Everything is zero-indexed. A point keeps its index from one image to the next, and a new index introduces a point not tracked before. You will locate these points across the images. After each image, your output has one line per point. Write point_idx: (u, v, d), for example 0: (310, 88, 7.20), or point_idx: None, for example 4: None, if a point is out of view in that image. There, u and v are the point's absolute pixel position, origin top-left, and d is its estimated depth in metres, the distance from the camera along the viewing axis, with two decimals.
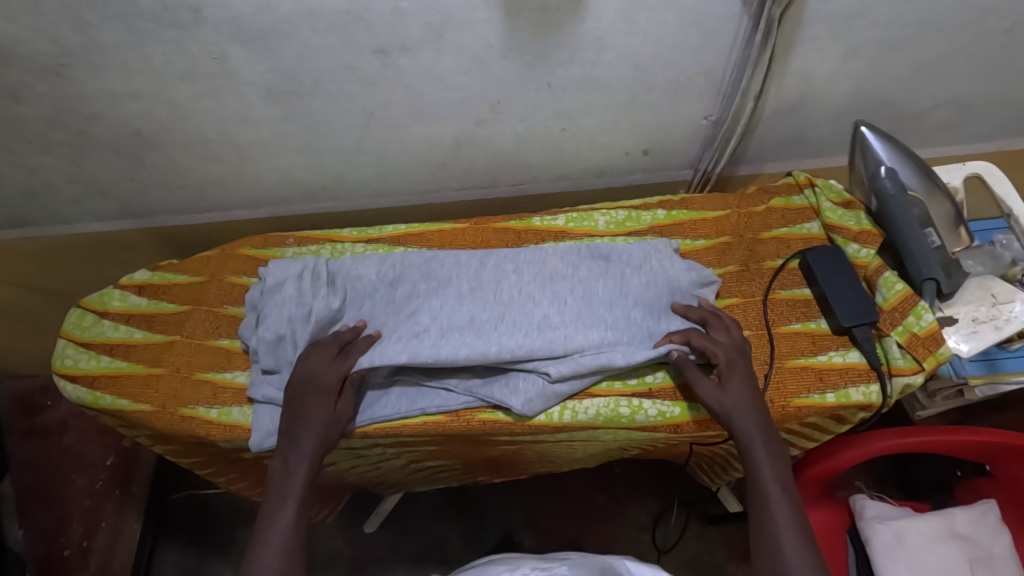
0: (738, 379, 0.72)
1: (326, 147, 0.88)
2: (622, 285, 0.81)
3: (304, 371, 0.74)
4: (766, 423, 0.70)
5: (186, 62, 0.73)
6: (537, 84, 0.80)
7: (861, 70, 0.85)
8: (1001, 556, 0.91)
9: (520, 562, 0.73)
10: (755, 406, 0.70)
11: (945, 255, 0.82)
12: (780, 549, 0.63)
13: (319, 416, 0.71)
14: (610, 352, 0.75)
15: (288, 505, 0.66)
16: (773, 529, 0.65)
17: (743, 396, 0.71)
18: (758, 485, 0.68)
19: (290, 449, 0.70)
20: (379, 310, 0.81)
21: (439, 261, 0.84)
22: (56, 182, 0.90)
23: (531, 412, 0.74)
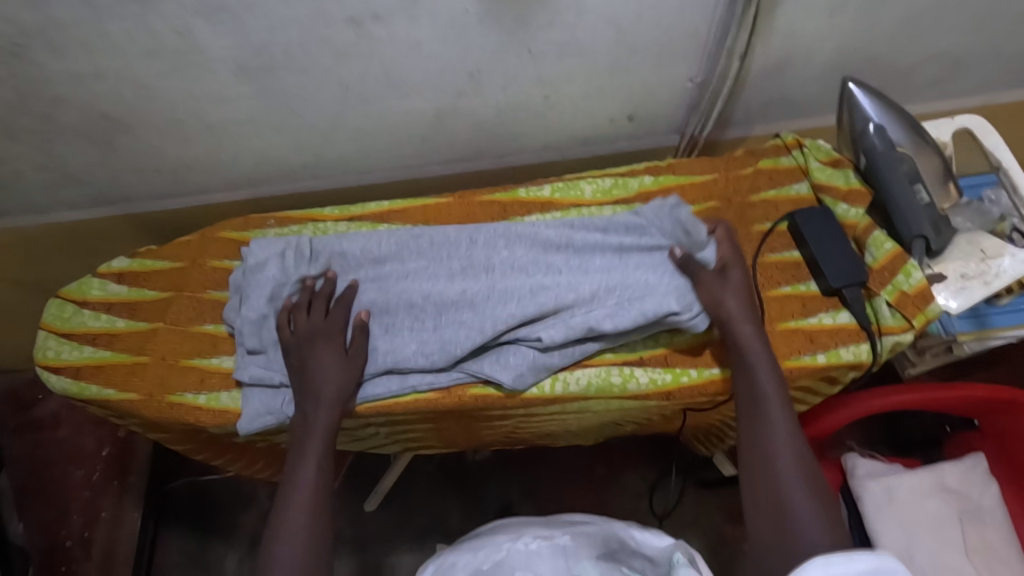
0: (741, 279, 0.75)
1: (303, 124, 0.85)
2: (622, 247, 0.79)
3: (299, 332, 0.75)
4: (774, 374, 0.70)
5: (149, 39, 0.70)
6: (517, 50, 0.78)
7: (849, 25, 0.83)
8: (989, 507, 0.94)
9: (523, 529, 0.73)
10: (762, 347, 0.71)
11: (934, 212, 0.82)
12: (783, 495, 0.64)
13: (332, 363, 0.73)
14: (600, 310, 0.74)
15: (307, 464, 0.68)
16: (773, 473, 0.65)
17: (753, 344, 0.71)
18: (762, 435, 0.68)
19: (311, 404, 0.71)
20: (364, 284, 0.80)
21: (428, 239, 0.82)
22: (24, 171, 0.87)
23: (521, 386, 0.74)
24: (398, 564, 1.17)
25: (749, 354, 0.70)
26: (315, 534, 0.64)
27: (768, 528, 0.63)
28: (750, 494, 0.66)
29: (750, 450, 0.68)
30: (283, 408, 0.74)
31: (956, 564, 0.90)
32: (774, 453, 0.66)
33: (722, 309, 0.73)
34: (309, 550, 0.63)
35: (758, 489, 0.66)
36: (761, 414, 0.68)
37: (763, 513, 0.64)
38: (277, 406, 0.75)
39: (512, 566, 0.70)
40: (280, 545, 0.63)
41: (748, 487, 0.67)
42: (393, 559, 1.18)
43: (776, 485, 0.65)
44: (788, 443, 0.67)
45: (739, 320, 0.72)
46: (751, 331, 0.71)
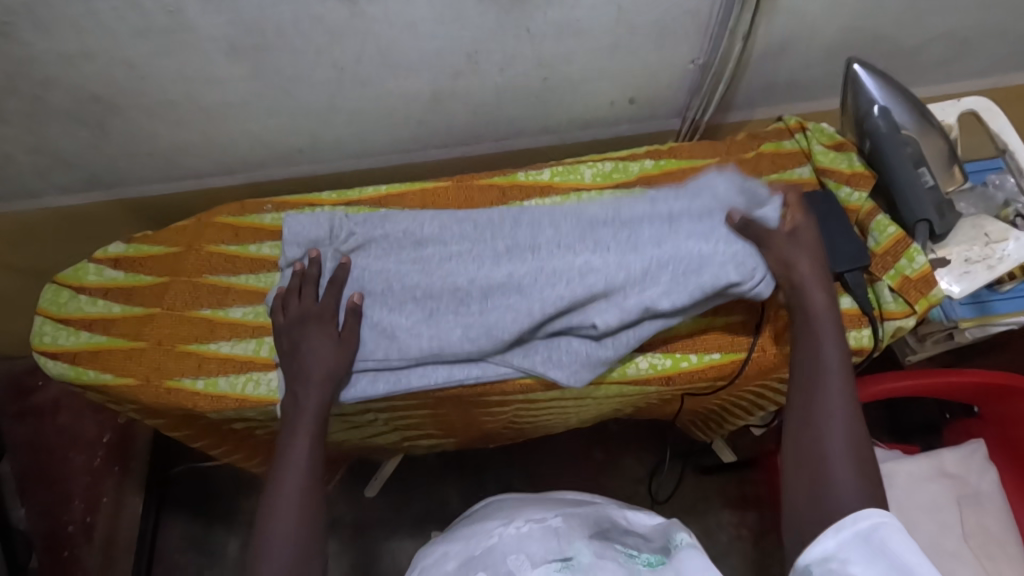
0: (814, 244, 0.71)
1: (298, 106, 0.84)
2: (672, 216, 0.75)
3: (283, 320, 0.75)
4: (841, 347, 0.65)
5: (139, 17, 0.69)
6: (515, 30, 0.76)
7: (855, 3, 0.81)
8: (988, 493, 0.95)
9: (514, 515, 0.71)
10: (829, 317, 0.66)
11: (937, 195, 0.81)
12: (826, 469, 0.57)
13: (324, 347, 0.72)
14: (656, 288, 0.71)
15: (300, 438, 0.67)
16: (819, 444, 0.59)
17: (821, 312, 0.66)
18: (812, 405, 0.62)
19: (300, 386, 0.70)
20: (406, 268, 0.78)
21: (471, 221, 0.81)
22: (16, 154, 0.86)
23: (577, 382, 0.75)
24: (398, 549, 1.18)
25: (815, 322, 0.66)
26: (308, 512, 0.63)
27: (805, 502, 0.57)
28: (791, 467, 0.60)
29: (800, 419, 0.62)
30: None
31: (954, 548, 0.90)
32: (827, 425, 0.60)
33: (794, 272, 0.68)
34: (301, 528, 0.62)
35: (801, 459, 0.59)
36: (821, 383, 0.62)
37: (803, 485, 0.58)
38: None
39: (504, 550, 0.65)
40: (272, 521, 0.62)
41: (789, 459, 0.61)
42: (392, 544, 1.18)
43: (821, 459, 0.58)
44: (845, 418, 0.60)
45: (812, 285, 0.67)
46: (824, 298, 0.67)
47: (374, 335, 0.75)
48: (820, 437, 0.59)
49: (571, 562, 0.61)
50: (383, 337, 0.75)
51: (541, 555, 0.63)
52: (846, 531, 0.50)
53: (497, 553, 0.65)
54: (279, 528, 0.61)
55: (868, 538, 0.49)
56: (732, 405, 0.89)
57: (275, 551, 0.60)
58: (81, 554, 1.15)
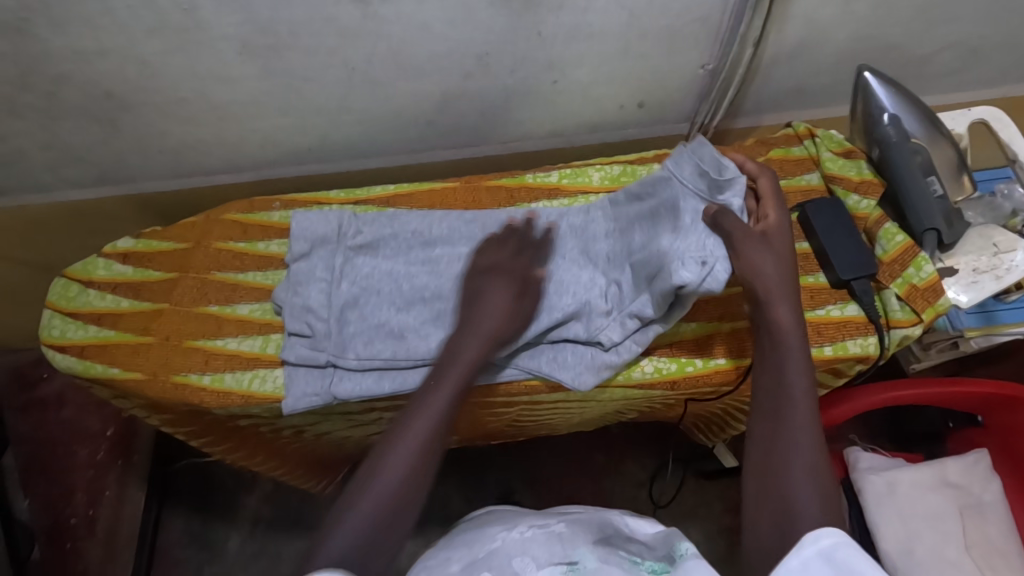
0: (784, 249, 0.67)
1: (308, 105, 0.85)
2: (652, 214, 0.75)
3: (483, 263, 0.74)
4: (806, 370, 0.62)
5: (154, 15, 0.69)
6: (525, 33, 0.76)
7: (866, 12, 0.81)
8: (991, 502, 0.94)
9: (517, 521, 0.71)
10: (795, 337, 0.63)
11: (946, 205, 0.80)
12: (791, 495, 0.53)
13: (504, 303, 0.69)
14: (643, 296, 0.72)
15: (444, 388, 0.62)
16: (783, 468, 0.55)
17: (790, 330, 0.63)
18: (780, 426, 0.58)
19: (465, 333, 0.67)
20: (416, 269, 0.79)
21: (481, 224, 0.82)
22: (28, 149, 0.86)
23: (583, 387, 0.74)
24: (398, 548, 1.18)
25: (782, 342, 0.62)
26: (419, 474, 0.56)
27: (767, 532, 0.52)
28: (753, 497, 0.55)
29: (762, 448, 0.58)
30: (329, 389, 0.75)
31: (956, 557, 0.89)
32: (790, 449, 0.56)
33: (761, 281, 0.64)
34: (410, 483, 0.56)
35: (763, 488, 0.55)
36: (789, 411, 0.59)
37: (766, 512, 0.53)
38: (324, 387, 0.75)
39: (508, 553, 0.65)
40: (384, 465, 0.56)
41: (752, 483, 0.56)
42: None
43: (784, 487, 0.54)
44: (809, 445, 0.57)
45: (777, 298, 0.64)
46: (789, 312, 0.63)
47: (381, 336, 0.76)
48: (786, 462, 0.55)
49: (577, 565, 0.61)
50: (390, 337, 0.76)
51: (545, 558, 0.63)
52: (808, 549, 0.45)
53: (501, 555, 0.65)
54: (379, 486, 0.55)
55: (830, 557, 0.44)
56: (737, 410, 0.89)
57: (363, 510, 0.53)
58: (84, 546, 1.15)
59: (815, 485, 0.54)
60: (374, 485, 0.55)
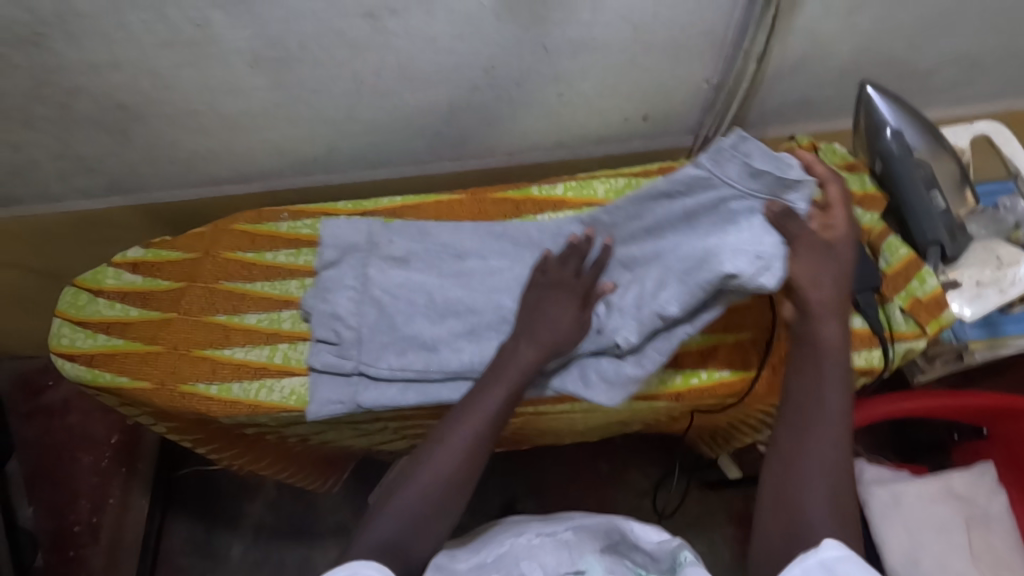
0: (844, 261, 0.65)
1: (317, 117, 0.86)
2: (690, 214, 0.71)
3: (545, 275, 0.74)
4: (841, 388, 0.60)
5: (167, 29, 0.70)
6: (532, 46, 0.77)
7: (869, 26, 0.82)
8: (997, 515, 0.94)
9: (525, 528, 0.71)
10: (833, 348, 0.62)
11: (950, 219, 0.81)
12: (801, 506, 0.55)
13: (568, 320, 0.71)
14: (675, 291, 0.68)
15: (495, 394, 0.66)
16: (797, 480, 0.57)
17: (834, 348, 0.62)
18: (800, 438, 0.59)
19: (527, 338, 0.70)
20: (447, 282, 0.80)
21: (499, 233, 0.83)
22: (41, 159, 0.88)
23: (609, 404, 0.72)
24: None
25: (821, 360, 0.61)
26: (465, 472, 0.62)
27: (777, 536, 0.55)
28: (766, 506, 0.58)
29: (780, 457, 0.59)
30: (355, 397, 0.76)
31: (961, 569, 0.89)
32: (808, 460, 0.57)
33: (808, 295, 0.63)
34: (456, 477, 0.62)
35: (776, 500, 0.57)
36: (814, 427, 0.59)
37: (774, 517, 0.56)
38: (349, 396, 0.76)
39: (516, 556, 0.65)
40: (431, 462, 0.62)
41: (766, 489, 0.59)
42: None
43: (798, 499, 0.56)
44: (829, 461, 0.57)
45: (827, 314, 0.62)
46: (836, 331, 0.62)
47: (413, 348, 0.77)
48: (802, 475, 0.57)
49: None
50: (423, 350, 0.77)
51: (553, 565, 0.63)
52: (809, 559, 0.49)
53: (509, 559, 0.65)
54: (421, 482, 0.61)
55: (831, 569, 0.48)
56: (741, 422, 0.89)
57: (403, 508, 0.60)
58: (87, 554, 1.15)
59: (829, 501, 0.55)
60: (417, 482, 0.61)
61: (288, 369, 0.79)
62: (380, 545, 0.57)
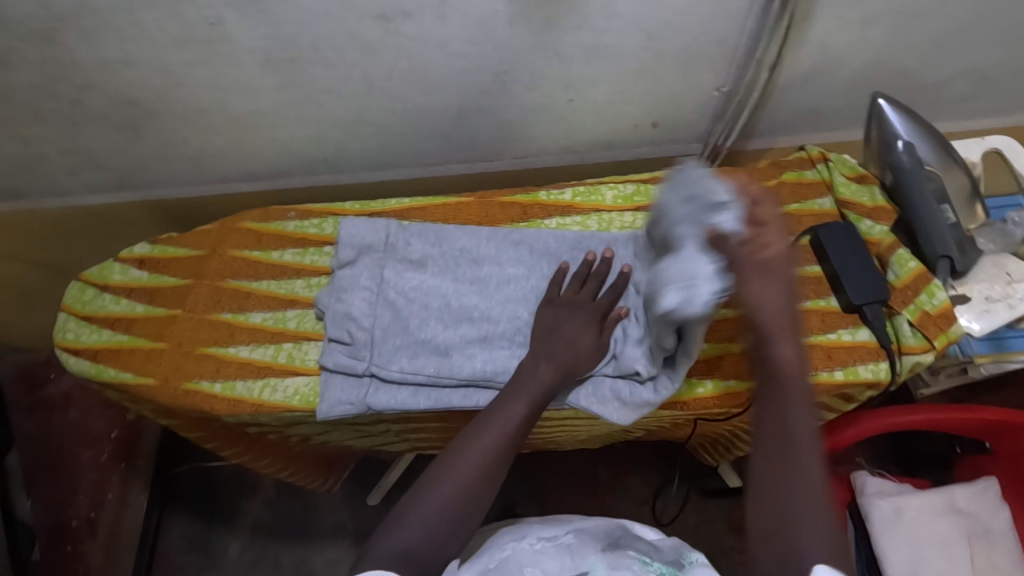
0: (784, 283, 0.65)
1: (326, 117, 0.86)
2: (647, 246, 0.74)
3: (565, 296, 0.76)
4: (810, 410, 0.61)
5: (180, 27, 0.70)
6: (544, 52, 0.77)
7: (882, 39, 0.82)
8: (999, 531, 0.93)
9: (527, 532, 0.71)
10: (796, 369, 0.62)
11: (960, 233, 0.81)
12: (794, 533, 0.55)
13: (586, 344, 0.73)
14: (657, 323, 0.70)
15: (513, 404, 0.68)
16: (785, 506, 0.56)
17: (796, 370, 0.62)
18: (781, 466, 0.58)
19: (544, 356, 0.72)
20: (464, 288, 0.80)
21: (512, 238, 0.83)
22: (50, 153, 0.88)
23: (626, 421, 0.74)
24: None
25: (790, 385, 0.62)
26: (483, 482, 0.63)
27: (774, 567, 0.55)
28: (757, 537, 0.57)
29: (764, 489, 0.58)
30: (365, 399, 0.76)
31: None
32: (792, 487, 0.57)
33: (763, 323, 0.63)
34: (475, 487, 0.63)
35: (769, 531, 0.56)
36: (790, 453, 0.58)
37: (770, 551, 0.55)
38: (359, 397, 0.76)
39: (519, 561, 0.65)
40: (447, 473, 0.63)
41: (756, 523, 0.58)
42: None
43: (791, 528, 0.55)
44: (813, 485, 0.57)
45: (784, 337, 0.63)
46: (793, 352, 0.63)
47: (426, 352, 0.77)
48: (793, 503, 0.56)
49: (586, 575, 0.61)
50: (435, 355, 0.77)
51: (556, 571, 0.64)
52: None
53: (512, 564, 0.65)
54: (441, 495, 0.62)
55: None
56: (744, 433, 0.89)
57: (423, 518, 0.61)
58: (85, 549, 1.15)
59: (821, 527, 0.55)
60: (436, 494, 0.62)
61: (292, 368, 0.79)
62: (399, 554, 0.58)
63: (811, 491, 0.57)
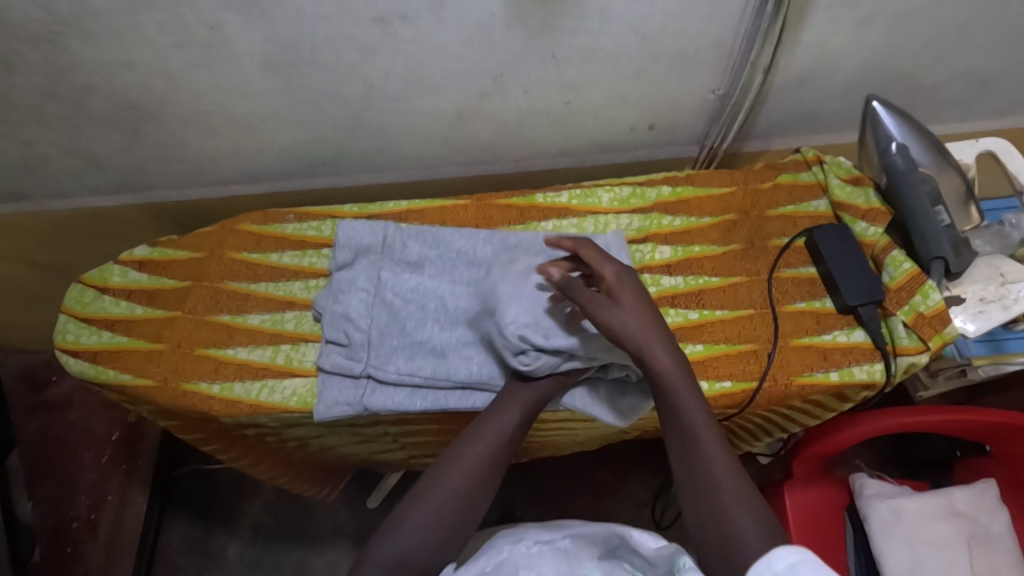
0: (634, 300, 0.68)
1: (326, 119, 0.86)
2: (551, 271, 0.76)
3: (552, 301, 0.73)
4: (703, 406, 0.65)
5: (179, 30, 0.71)
6: (541, 54, 0.78)
7: (876, 41, 0.82)
8: (999, 533, 0.92)
9: (524, 535, 0.70)
10: (675, 370, 0.65)
11: (955, 235, 0.81)
12: (724, 522, 0.59)
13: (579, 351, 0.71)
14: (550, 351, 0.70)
15: (506, 412, 0.70)
16: (712, 500, 0.61)
17: (675, 373, 0.65)
18: (696, 463, 0.63)
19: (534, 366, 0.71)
20: (461, 290, 0.81)
21: (509, 239, 0.84)
22: (53, 156, 0.89)
23: (622, 422, 0.75)
24: None
25: (673, 389, 0.65)
26: (474, 493, 0.65)
27: (717, 559, 0.59)
28: (698, 539, 0.61)
29: (690, 489, 0.63)
30: (362, 400, 0.76)
31: None
32: (713, 481, 0.61)
33: (634, 339, 0.65)
34: (464, 497, 0.65)
35: (705, 530, 0.60)
36: (698, 449, 0.63)
37: (709, 544, 0.59)
38: (356, 397, 0.76)
39: (516, 564, 0.65)
40: (435, 486, 0.65)
41: (694, 522, 0.62)
42: None
43: (725, 526, 0.59)
44: (727, 474, 0.61)
45: (654, 344, 0.65)
46: (666, 355, 0.65)
47: (423, 353, 0.77)
48: (715, 499, 0.61)
49: None
50: (432, 356, 0.77)
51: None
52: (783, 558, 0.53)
53: (509, 567, 0.65)
54: (433, 506, 0.64)
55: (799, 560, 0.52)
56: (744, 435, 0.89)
57: (417, 530, 0.62)
58: (85, 550, 1.14)
59: (751, 514, 0.59)
60: (428, 505, 0.64)
61: (290, 370, 0.80)
62: (394, 562, 0.61)
63: (730, 481, 0.61)
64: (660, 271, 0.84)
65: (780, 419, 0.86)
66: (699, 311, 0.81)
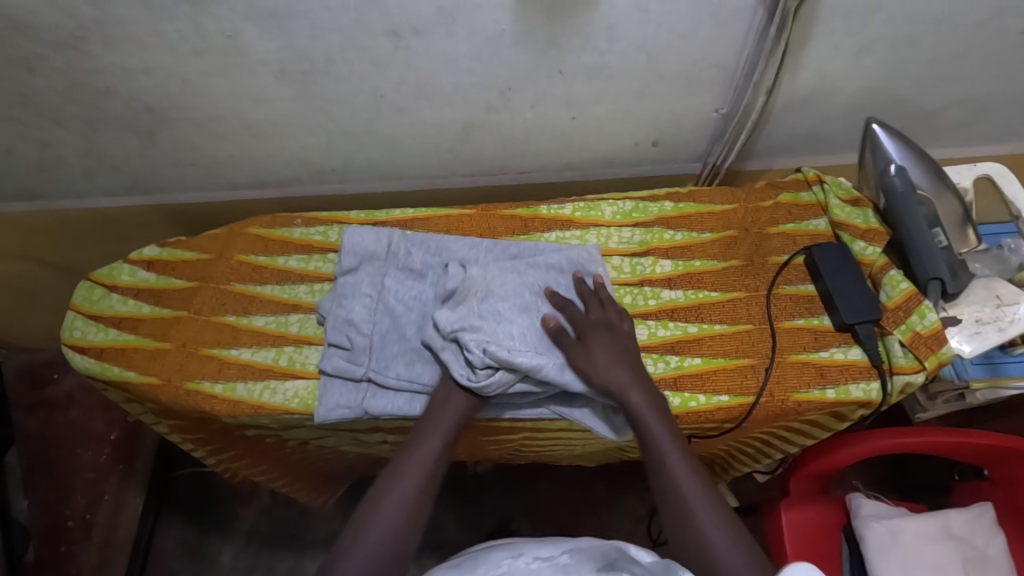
0: (608, 345, 0.73)
1: (337, 128, 0.88)
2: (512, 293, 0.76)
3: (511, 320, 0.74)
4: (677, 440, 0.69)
5: (198, 39, 0.73)
6: (548, 71, 0.80)
7: (876, 66, 0.84)
8: (995, 558, 0.92)
9: (524, 550, 0.70)
10: (648, 410, 0.70)
11: (951, 256, 0.82)
12: (708, 548, 0.64)
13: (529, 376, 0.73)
14: (502, 371, 0.70)
15: (434, 438, 0.71)
16: (695, 528, 0.65)
17: (648, 413, 0.70)
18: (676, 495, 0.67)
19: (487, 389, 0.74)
20: None
21: (512, 249, 0.85)
22: (67, 156, 0.90)
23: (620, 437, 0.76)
24: None
25: (646, 428, 0.69)
26: (411, 518, 0.67)
27: None
28: (686, 563, 0.66)
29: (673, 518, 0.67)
30: (362, 403, 0.77)
31: None
32: (694, 512, 0.66)
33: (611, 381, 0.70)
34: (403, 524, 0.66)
35: (688, 550, 0.65)
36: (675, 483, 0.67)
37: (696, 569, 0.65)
38: (357, 401, 0.77)
39: None
40: (377, 516, 0.66)
41: (679, 549, 0.67)
42: None
43: (709, 552, 0.64)
44: (705, 505, 0.66)
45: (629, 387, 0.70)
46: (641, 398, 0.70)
47: (423, 359, 0.78)
48: (696, 528, 0.65)
49: None
50: (432, 362, 0.78)
51: None
52: None
53: None
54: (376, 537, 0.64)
55: None
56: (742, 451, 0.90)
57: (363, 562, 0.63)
58: (79, 550, 1.14)
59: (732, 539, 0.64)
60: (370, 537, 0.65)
61: (292, 372, 0.81)
62: None
63: (710, 510, 0.66)
64: (660, 285, 0.85)
65: (776, 436, 0.87)
66: (698, 325, 0.82)
